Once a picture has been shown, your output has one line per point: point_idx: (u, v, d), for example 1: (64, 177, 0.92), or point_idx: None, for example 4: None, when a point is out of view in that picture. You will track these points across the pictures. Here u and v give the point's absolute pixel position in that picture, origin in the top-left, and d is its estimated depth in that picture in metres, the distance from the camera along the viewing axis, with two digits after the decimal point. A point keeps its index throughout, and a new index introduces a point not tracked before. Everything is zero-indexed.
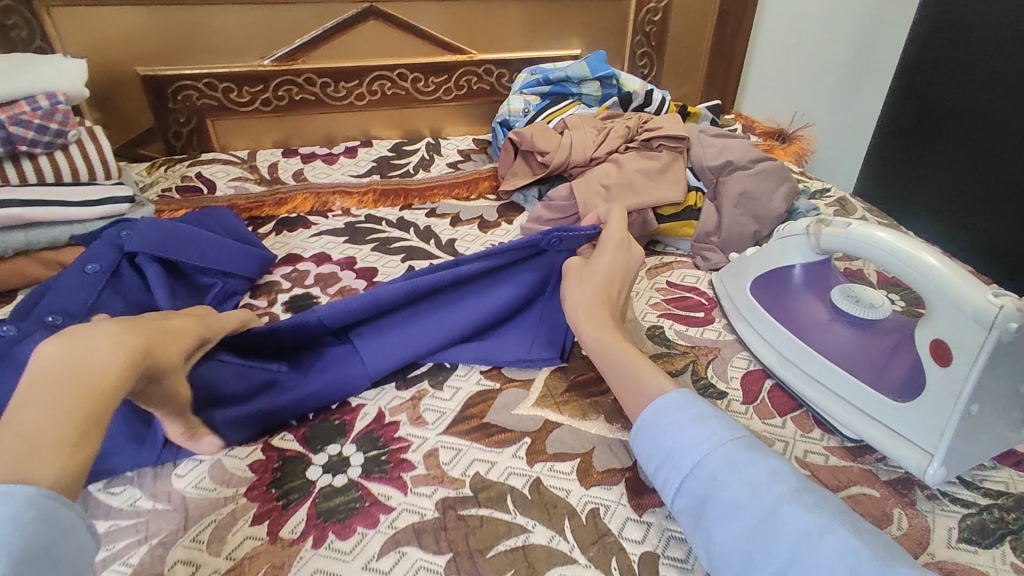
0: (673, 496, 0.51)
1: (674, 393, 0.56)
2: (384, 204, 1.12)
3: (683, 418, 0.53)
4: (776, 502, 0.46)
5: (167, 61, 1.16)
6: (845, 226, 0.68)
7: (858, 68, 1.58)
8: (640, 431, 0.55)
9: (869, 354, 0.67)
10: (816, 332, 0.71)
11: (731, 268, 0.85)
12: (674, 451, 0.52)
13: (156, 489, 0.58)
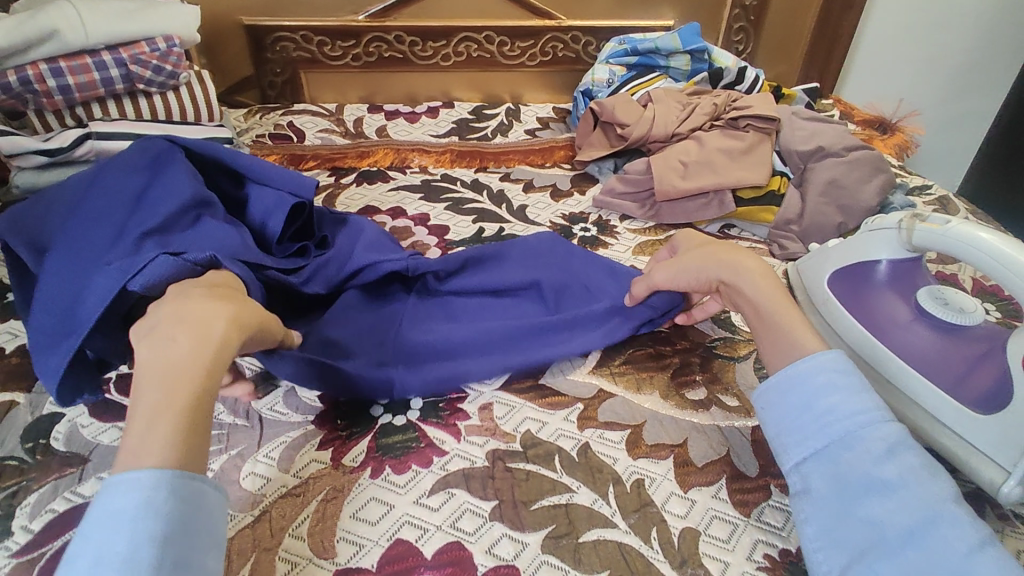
0: (813, 455, 0.52)
1: (830, 355, 0.55)
2: (459, 165, 1.14)
3: (839, 383, 0.53)
4: (934, 496, 0.46)
5: (268, 12, 1.22)
6: (943, 223, 0.64)
7: (983, 55, 1.44)
8: (772, 388, 0.55)
9: (953, 359, 0.63)
10: (903, 332, 0.67)
11: (814, 255, 0.81)
12: (824, 415, 0.52)
13: (237, 407, 0.64)
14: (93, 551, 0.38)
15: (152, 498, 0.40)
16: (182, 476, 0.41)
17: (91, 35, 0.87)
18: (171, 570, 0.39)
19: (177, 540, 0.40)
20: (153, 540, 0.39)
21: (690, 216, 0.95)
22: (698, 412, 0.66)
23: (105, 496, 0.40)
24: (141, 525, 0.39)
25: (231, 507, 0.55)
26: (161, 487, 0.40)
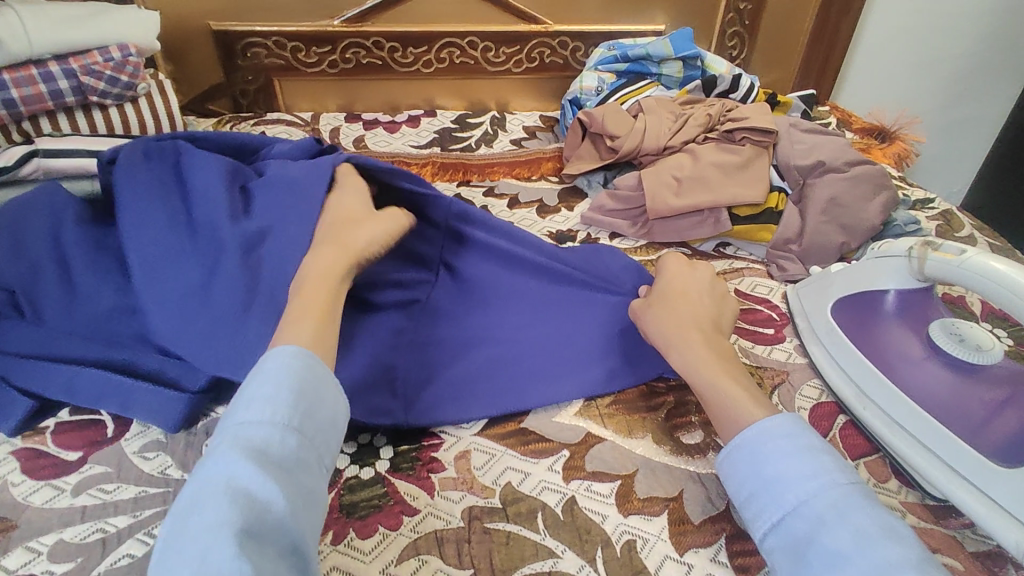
0: (767, 529, 0.48)
1: (779, 419, 0.53)
2: (440, 178, 1.08)
3: (788, 445, 0.50)
4: (889, 564, 0.42)
5: (238, 16, 1.15)
6: (958, 253, 0.59)
7: (983, 61, 1.39)
8: (731, 453, 0.53)
9: (969, 403, 0.58)
10: (913, 370, 0.62)
11: (812, 281, 0.76)
12: (775, 482, 0.49)
13: (189, 460, 0.58)
14: (244, 393, 0.46)
15: (294, 365, 0.47)
16: (316, 358, 0.49)
17: (37, 45, 0.80)
18: (298, 413, 0.45)
19: (305, 397, 0.46)
20: (293, 388, 0.46)
21: (682, 235, 0.90)
22: (694, 459, 0.60)
23: (256, 365, 0.48)
24: (286, 377, 0.46)
25: None
26: (301, 359, 0.48)
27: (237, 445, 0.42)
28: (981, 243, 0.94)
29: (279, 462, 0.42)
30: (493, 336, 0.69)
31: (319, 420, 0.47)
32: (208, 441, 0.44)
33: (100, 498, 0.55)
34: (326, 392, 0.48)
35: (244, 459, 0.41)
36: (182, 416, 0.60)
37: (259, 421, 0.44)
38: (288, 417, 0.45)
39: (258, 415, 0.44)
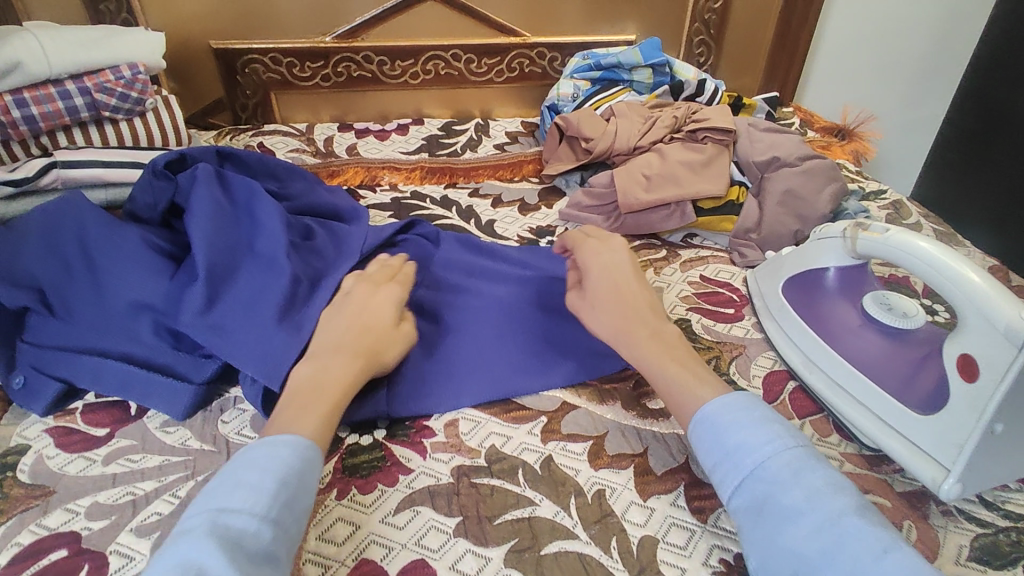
0: (732, 493, 0.53)
1: (732, 397, 0.57)
2: (429, 181, 1.16)
3: (743, 416, 0.55)
4: (838, 514, 0.48)
5: (237, 35, 1.22)
6: (883, 232, 0.67)
7: (936, 63, 1.49)
8: (695, 427, 0.57)
9: (898, 362, 0.66)
10: (851, 338, 0.70)
11: (767, 265, 0.84)
12: (735, 449, 0.54)
13: (205, 433, 0.65)
14: (228, 478, 0.49)
15: (279, 457, 0.51)
16: (303, 444, 0.53)
17: (55, 65, 0.87)
18: (277, 504, 0.48)
19: (286, 487, 0.49)
20: (276, 478, 0.49)
21: (652, 227, 0.98)
22: (658, 421, 0.68)
23: (240, 453, 0.52)
24: (270, 467, 0.50)
25: None
26: (287, 447, 0.52)
27: (213, 532, 0.44)
28: (926, 229, 1.03)
29: (247, 552, 0.44)
30: (480, 323, 0.77)
31: (298, 512, 0.49)
32: (186, 525, 0.46)
33: (129, 467, 0.61)
34: (302, 485, 0.51)
35: (216, 545, 0.43)
36: (189, 405, 0.66)
37: (237, 508, 0.47)
38: (267, 509, 0.47)
39: (238, 505, 0.47)
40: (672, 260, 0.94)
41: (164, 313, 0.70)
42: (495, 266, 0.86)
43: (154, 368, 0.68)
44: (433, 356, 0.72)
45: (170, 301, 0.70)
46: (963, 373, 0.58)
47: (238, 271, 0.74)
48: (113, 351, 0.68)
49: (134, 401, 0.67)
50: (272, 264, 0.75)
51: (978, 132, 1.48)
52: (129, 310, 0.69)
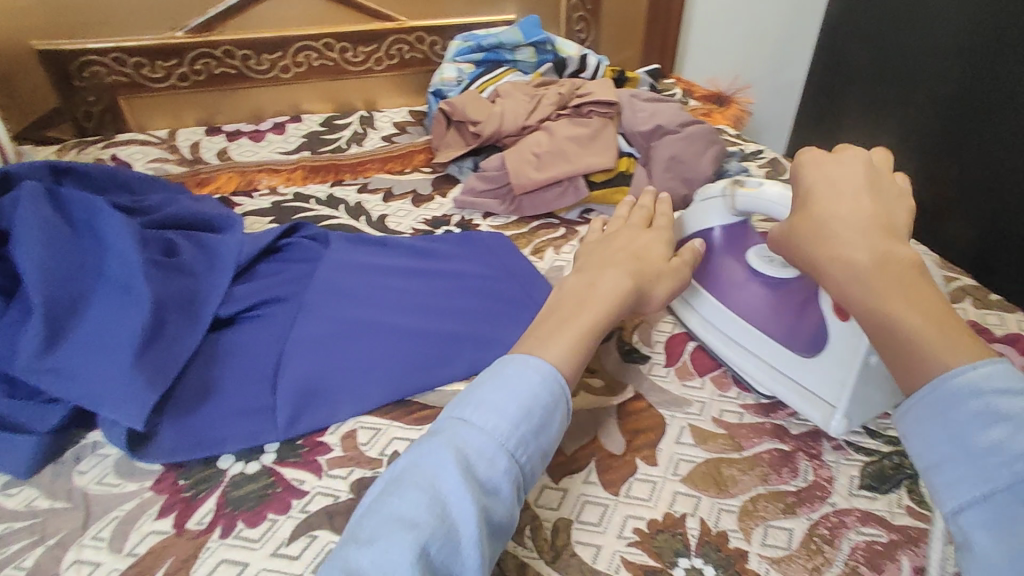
0: (962, 503, 0.37)
1: (986, 371, 0.38)
2: (313, 180, 1.08)
3: (1005, 404, 0.37)
4: None
5: (66, 34, 1.09)
6: (757, 187, 0.67)
7: (798, 28, 1.58)
8: (916, 405, 0.40)
9: (782, 312, 0.66)
10: (738, 293, 0.70)
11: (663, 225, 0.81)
12: (962, 439, 0.38)
13: (57, 489, 0.56)
14: (474, 400, 0.48)
15: (551, 405, 0.49)
16: (557, 380, 0.50)
17: None
18: (521, 435, 0.46)
19: (525, 421, 0.47)
20: (519, 407, 0.47)
21: (548, 206, 0.97)
22: None
23: (496, 369, 0.50)
24: (523, 394, 0.48)
25: None
26: (542, 373, 0.49)
27: (454, 446, 0.45)
28: None
29: (479, 477, 0.44)
30: (368, 322, 0.72)
31: (545, 450, 0.48)
32: (436, 425, 0.48)
33: None
34: (552, 422, 0.48)
35: (456, 461, 0.44)
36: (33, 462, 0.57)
37: (477, 429, 0.46)
38: (506, 437, 0.46)
39: (481, 423, 0.46)
40: (570, 237, 0.93)
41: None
42: (380, 269, 0.81)
43: None
44: (317, 364, 0.67)
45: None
46: (837, 312, 0.60)
47: (85, 300, 0.65)
48: None
49: None
50: (126, 287, 0.66)
51: (840, 91, 1.52)
52: None
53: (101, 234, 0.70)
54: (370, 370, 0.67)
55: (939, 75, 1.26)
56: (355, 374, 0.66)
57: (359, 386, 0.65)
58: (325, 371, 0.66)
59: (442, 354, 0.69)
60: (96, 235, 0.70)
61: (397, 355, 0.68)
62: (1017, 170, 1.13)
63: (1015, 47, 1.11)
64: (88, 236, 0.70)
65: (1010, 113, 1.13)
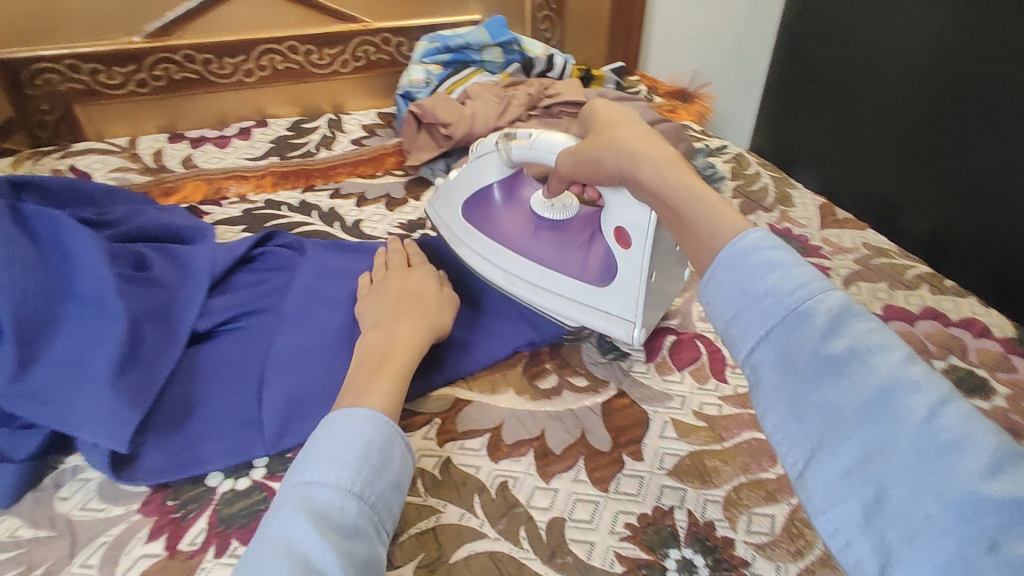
0: (754, 349, 0.38)
1: (752, 235, 0.41)
2: (283, 187, 1.07)
3: (778, 257, 0.39)
4: (894, 374, 0.33)
5: (18, 41, 1.05)
6: (528, 138, 0.71)
7: (757, 23, 1.62)
8: (717, 266, 0.41)
9: (572, 251, 0.73)
10: (529, 242, 0.76)
11: (439, 192, 0.86)
12: (768, 288, 0.38)
13: (39, 517, 0.55)
14: (312, 455, 0.48)
15: (391, 448, 0.50)
16: (387, 421, 0.51)
17: None
18: (364, 479, 0.47)
19: (368, 462, 0.48)
20: (359, 453, 0.48)
21: None
22: (551, 401, 0.68)
23: (321, 428, 0.51)
24: (358, 440, 0.49)
25: None
26: (370, 420, 0.51)
27: (302, 507, 0.44)
28: (765, 177, 1.13)
29: (336, 525, 0.44)
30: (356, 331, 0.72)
31: (391, 481, 0.49)
32: (279, 499, 0.47)
33: None
34: (390, 461, 0.49)
35: (306, 518, 0.43)
36: (13, 490, 0.56)
37: (321, 482, 0.46)
38: (350, 482, 0.47)
39: (325, 479, 0.46)
40: None
41: None
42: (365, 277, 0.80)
43: None
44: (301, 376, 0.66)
45: None
46: (620, 242, 0.65)
47: (57, 321, 0.64)
48: None
49: None
50: (100, 306, 0.65)
51: (792, 85, 1.59)
52: None
53: (71, 252, 0.68)
54: None
55: (894, 73, 1.31)
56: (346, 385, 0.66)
57: (351, 396, 0.66)
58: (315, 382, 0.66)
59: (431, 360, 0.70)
60: (65, 254, 0.68)
61: None
62: (946, 169, 1.22)
63: (954, 55, 1.17)
64: (55, 255, 0.68)
65: (959, 109, 1.18)
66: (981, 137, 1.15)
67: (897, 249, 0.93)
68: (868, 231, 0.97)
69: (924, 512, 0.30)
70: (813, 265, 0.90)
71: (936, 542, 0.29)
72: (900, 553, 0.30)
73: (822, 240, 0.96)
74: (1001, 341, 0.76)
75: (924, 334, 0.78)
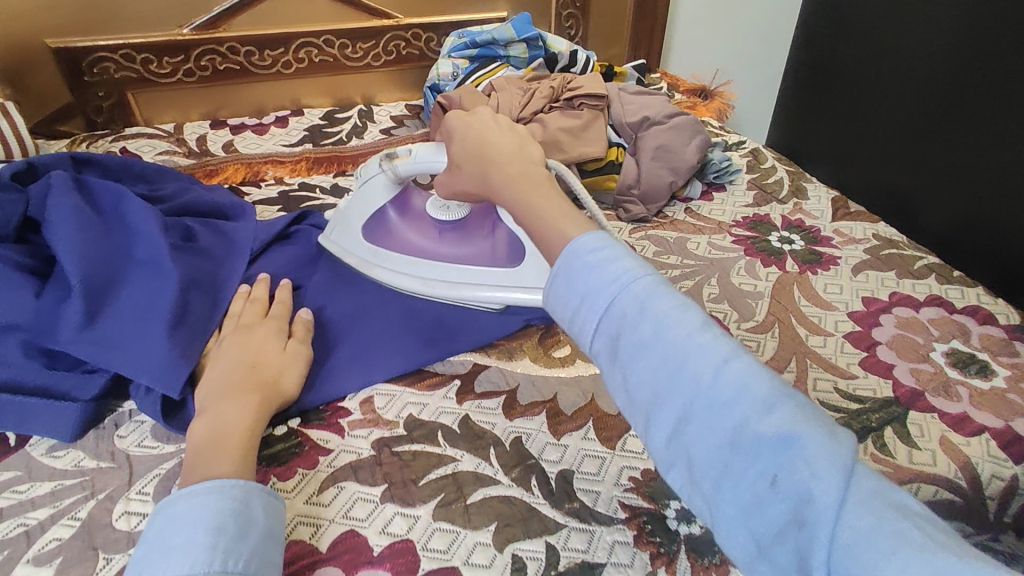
0: (591, 339, 0.46)
1: (583, 240, 0.48)
2: (316, 171, 1.13)
3: (595, 257, 0.47)
4: (685, 337, 0.41)
5: (80, 32, 1.13)
6: (408, 154, 0.79)
7: (778, 25, 1.66)
8: (556, 279, 0.48)
9: (479, 243, 0.79)
10: (437, 247, 0.81)
11: (333, 223, 0.84)
12: (587, 293, 0.46)
13: (101, 450, 0.62)
14: (157, 548, 0.45)
15: (251, 504, 0.49)
16: (234, 484, 0.50)
17: None
18: (230, 543, 0.46)
19: (227, 529, 0.46)
20: (208, 526, 0.46)
21: None
22: (565, 368, 0.72)
23: (162, 517, 0.48)
24: (206, 516, 0.47)
25: (105, 551, 0.53)
26: (213, 491, 0.49)
27: None
28: (780, 171, 1.16)
29: None
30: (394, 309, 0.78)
31: (263, 531, 0.48)
32: None
33: (16, 498, 0.57)
34: (250, 516, 0.48)
35: None
36: (78, 426, 0.62)
37: (174, 574, 0.43)
38: (210, 558, 0.44)
39: (176, 568, 0.44)
40: None
41: (34, 331, 0.65)
42: None
43: (28, 391, 0.63)
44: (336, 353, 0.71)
45: (39, 318, 0.65)
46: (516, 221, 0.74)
47: (116, 280, 0.70)
48: None
49: (11, 429, 0.62)
50: (156, 268, 0.71)
51: (809, 82, 1.62)
52: None
53: (129, 219, 0.75)
54: (394, 348, 0.73)
55: (909, 74, 1.32)
56: (381, 352, 0.72)
57: (385, 362, 0.71)
58: (354, 349, 0.72)
59: (458, 333, 0.75)
60: (123, 221, 0.75)
61: (419, 335, 0.74)
62: (955, 165, 1.24)
63: (969, 56, 1.19)
64: (114, 224, 0.75)
65: (970, 109, 1.20)
66: (988, 136, 1.17)
67: (907, 241, 0.96)
68: (880, 223, 1.00)
69: (723, 462, 0.38)
70: (823, 254, 0.93)
71: (737, 487, 0.37)
72: (716, 502, 0.38)
73: (834, 231, 0.99)
74: (1005, 328, 0.78)
75: (929, 319, 0.80)
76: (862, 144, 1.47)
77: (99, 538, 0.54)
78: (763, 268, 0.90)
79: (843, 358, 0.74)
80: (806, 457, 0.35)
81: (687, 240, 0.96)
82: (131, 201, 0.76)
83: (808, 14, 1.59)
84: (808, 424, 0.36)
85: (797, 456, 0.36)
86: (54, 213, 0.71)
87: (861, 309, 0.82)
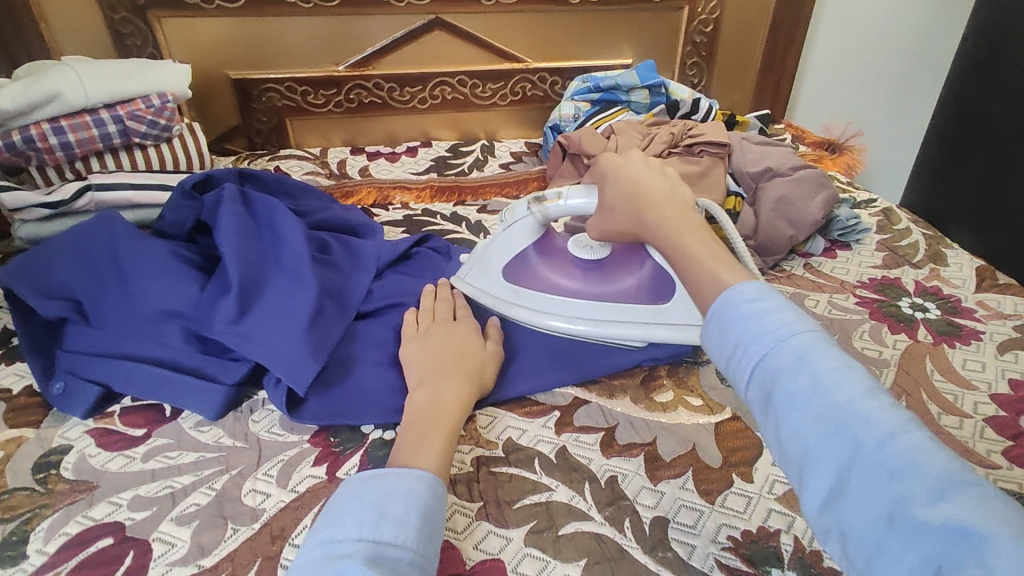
0: (746, 386, 0.45)
1: (747, 287, 0.49)
2: (438, 200, 1.21)
3: (754, 307, 0.46)
4: (850, 396, 0.39)
5: (254, 66, 1.30)
6: (558, 197, 0.77)
7: (922, 76, 1.57)
8: (713, 316, 0.49)
9: (619, 279, 0.81)
10: (578, 278, 0.83)
11: (469, 265, 0.84)
12: (744, 342, 0.46)
13: (239, 431, 0.69)
14: (368, 509, 0.48)
15: (416, 488, 0.50)
16: (439, 482, 0.53)
17: (91, 96, 0.95)
18: (426, 536, 0.48)
19: (427, 520, 0.49)
20: (418, 512, 0.49)
21: None
22: (666, 413, 0.71)
23: (371, 482, 0.51)
24: (413, 498, 0.49)
25: (233, 522, 0.59)
26: (423, 481, 0.51)
27: (372, 562, 0.44)
28: (916, 233, 1.08)
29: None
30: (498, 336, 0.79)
31: (421, 509, 0.49)
32: (338, 548, 0.45)
33: (166, 462, 0.66)
34: (443, 518, 0.51)
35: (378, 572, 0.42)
36: (221, 406, 0.70)
37: (388, 542, 0.46)
38: (416, 543, 0.47)
39: (391, 537, 0.46)
40: None
41: (193, 320, 0.74)
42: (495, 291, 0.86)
43: (185, 371, 0.73)
44: None
45: (200, 308, 0.74)
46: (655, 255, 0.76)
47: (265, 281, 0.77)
48: (147, 356, 0.73)
49: (169, 403, 0.71)
50: (297, 276, 0.78)
51: (953, 140, 1.53)
52: (164, 316, 0.74)
53: (281, 230, 0.83)
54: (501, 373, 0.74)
55: None
56: None
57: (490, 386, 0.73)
58: None
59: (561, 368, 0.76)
60: (278, 230, 0.83)
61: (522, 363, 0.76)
62: None
63: None
64: (268, 233, 0.84)
65: None
66: None
67: None
68: None
69: (878, 539, 0.35)
70: (963, 326, 0.85)
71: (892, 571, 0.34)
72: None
73: (977, 302, 0.90)
74: None
75: None
76: (1007, 205, 1.36)
77: (229, 510, 0.60)
78: (891, 334, 0.84)
79: (982, 445, 0.67)
80: (980, 552, 0.31)
81: (806, 297, 0.92)
82: (285, 215, 0.85)
83: (955, 72, 1.52)
84: (990, 519, 0.32)
85: (972, 550, 0.32)
86: (223, 219, 0.81)
87: (1007, 392, 0.74)
